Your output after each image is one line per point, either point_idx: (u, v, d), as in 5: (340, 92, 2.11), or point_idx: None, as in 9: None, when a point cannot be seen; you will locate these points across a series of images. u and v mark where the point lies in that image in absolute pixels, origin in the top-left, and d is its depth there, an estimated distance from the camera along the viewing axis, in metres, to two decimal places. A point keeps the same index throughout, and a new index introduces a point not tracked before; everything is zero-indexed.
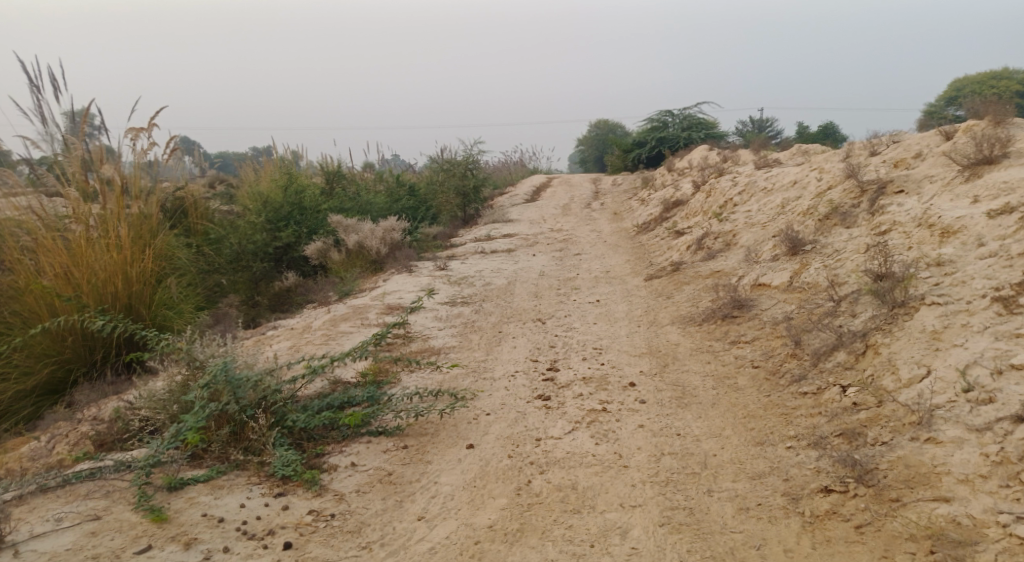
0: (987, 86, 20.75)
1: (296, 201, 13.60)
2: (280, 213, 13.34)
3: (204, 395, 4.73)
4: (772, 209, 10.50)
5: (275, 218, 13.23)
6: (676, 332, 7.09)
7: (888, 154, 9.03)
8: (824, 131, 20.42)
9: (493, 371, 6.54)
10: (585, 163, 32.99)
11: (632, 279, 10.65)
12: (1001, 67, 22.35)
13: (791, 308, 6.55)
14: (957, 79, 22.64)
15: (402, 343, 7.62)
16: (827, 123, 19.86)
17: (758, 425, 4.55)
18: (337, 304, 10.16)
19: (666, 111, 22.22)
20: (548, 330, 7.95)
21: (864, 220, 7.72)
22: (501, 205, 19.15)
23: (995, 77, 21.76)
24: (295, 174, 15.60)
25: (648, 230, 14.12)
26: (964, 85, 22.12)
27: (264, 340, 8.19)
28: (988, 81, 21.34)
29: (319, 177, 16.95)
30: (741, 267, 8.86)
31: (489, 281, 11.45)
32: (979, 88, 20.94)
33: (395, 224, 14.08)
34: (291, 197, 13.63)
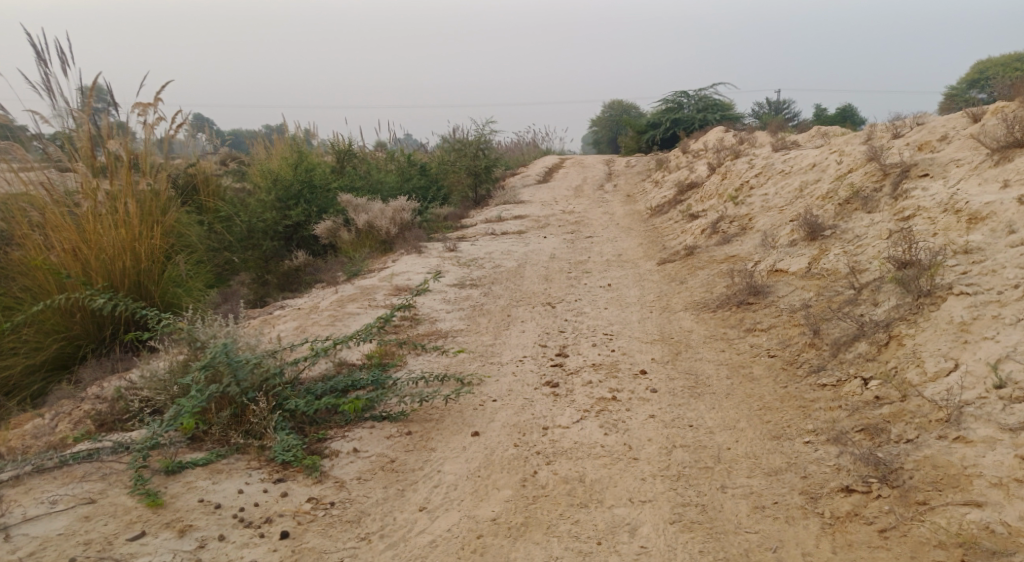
0: (1010, 70, 20.30)
1: (306, 180, 13.45)
2: (291, 191, 13.21)
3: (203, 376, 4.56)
4: (790, 192, 10.26)
5: (285, 197, 13.11)
6: (689, 319, 6.90)
7: (911, 137, 8.76)
8: (842, 114, 20.04)
9: (501, 355, 6.39)
10: (598, 144, 32.65)
11: (645, 263, 10.45)
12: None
13: (809, 295, 6.35)
14: (979, 62, 22.17)
15: (409, 326, 7.47)
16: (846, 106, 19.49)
17: (775, 418, 4.37)
18: (344, 284, 10.03)
19: (682, 92, 21.87)
20: (558, 314, 7.78)
21: (886, 204, 7.48)
22: (513, 186, 18.95)
23: (1018, 60, 21.28)
24: (306, 152, 15.44)
25: (661, 213, 13.90)
26: (986, 68, 21.65)
27: (270, 320, 8.06)
28: (1011, 64, 20.87)
29: (329, 156, 16.78)
30: (757, 252, 8.64)
31: (499, 263, 11.28)
32: (1001, 72, 20.49)
33: (406, 204, 13.91)
34: (301, 175, 13.48)
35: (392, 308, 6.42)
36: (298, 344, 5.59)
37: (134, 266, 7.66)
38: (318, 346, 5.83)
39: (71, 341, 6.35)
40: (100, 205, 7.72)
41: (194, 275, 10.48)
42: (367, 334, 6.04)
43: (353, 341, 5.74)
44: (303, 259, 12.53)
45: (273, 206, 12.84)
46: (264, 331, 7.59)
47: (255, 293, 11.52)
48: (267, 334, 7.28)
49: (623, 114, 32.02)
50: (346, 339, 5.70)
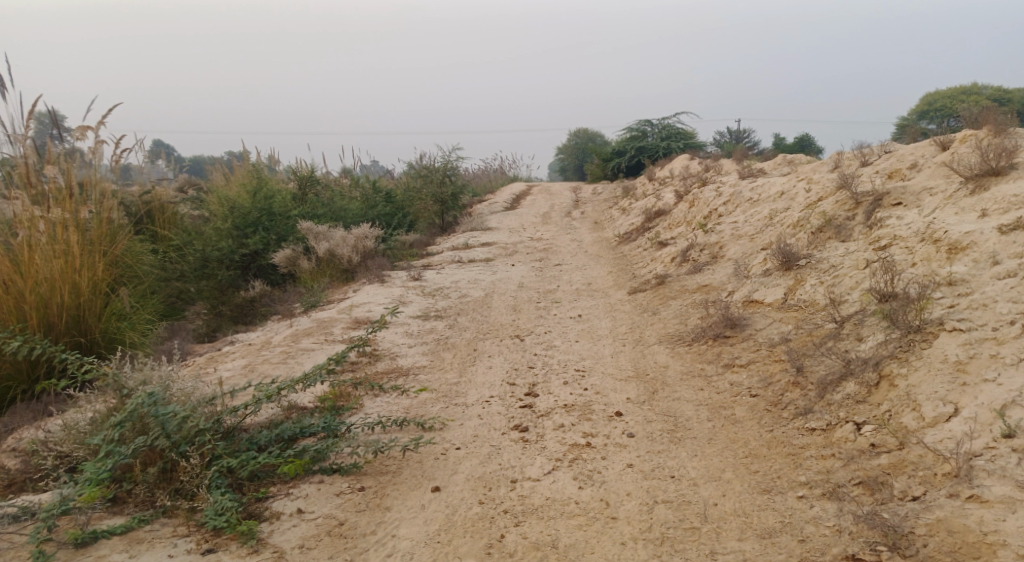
0: (959, 101, 20.60)
1: (265, 207, 12.96)
2: (248, 218, 12.72)
3: (115, 433, 4.31)
4: (760, 220, 10.05)
5: (243, 224, 12.61)
6: (664, 353, 6.55)
7: (881, 164, 8.60)
8: (801, 143, 20.14)
9: (466, 396, 5.96)
10: (565, 172, 32.55)
11: (615, 292, 10.14)
12: (974, 81, 22.23)
13: (787, 328, 6.05)
14: (930, 93, 22.53)
15: (368, 363, 7.03)
16: (806, 135, 19.60)
17: (763, 467, 4.04)
18: (303, 317, 9.58)
19: (646, 120, 21.84)
20: (526, 348, 7.40)
21: (861, 233, 7.26)
22: (479, 212, 18.63)
23: (967, 91, 21.66)
24: (266, 179, 14.96)
25: (630, 240, 13.64)
26: (935, 99, 21.95)
27: (219, 358, 7.56)
28: (961, 95, 21.21)
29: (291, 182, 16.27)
30: (730, 281, 8.37)
31: (465, 293, 10.88)
32: (951, 104, 20.85)
33: (368, 231, 13.47)
34: (260, 203, 12.97)
35: (350, 343, 6.03)
36: (243, 387, 5.21)
37: (73, 300, 7.11)
38: (268, 388, 5.44)
39: (3, 382, 5.81)
40: (39, 235, 7.14)
41: (139, 305, 9.91)
42: (322, 373, 5.66)
43: (305, 384, 5.36)
44: (261, 289, 12.06)
45: (229, 234, 12.36)
46: (212, 370, 7.08)
47: (207, 325, 10.92)
48: (216, 374, 6.79)
49: (588, 142, 32.02)
50: (296, 382, 5.32)
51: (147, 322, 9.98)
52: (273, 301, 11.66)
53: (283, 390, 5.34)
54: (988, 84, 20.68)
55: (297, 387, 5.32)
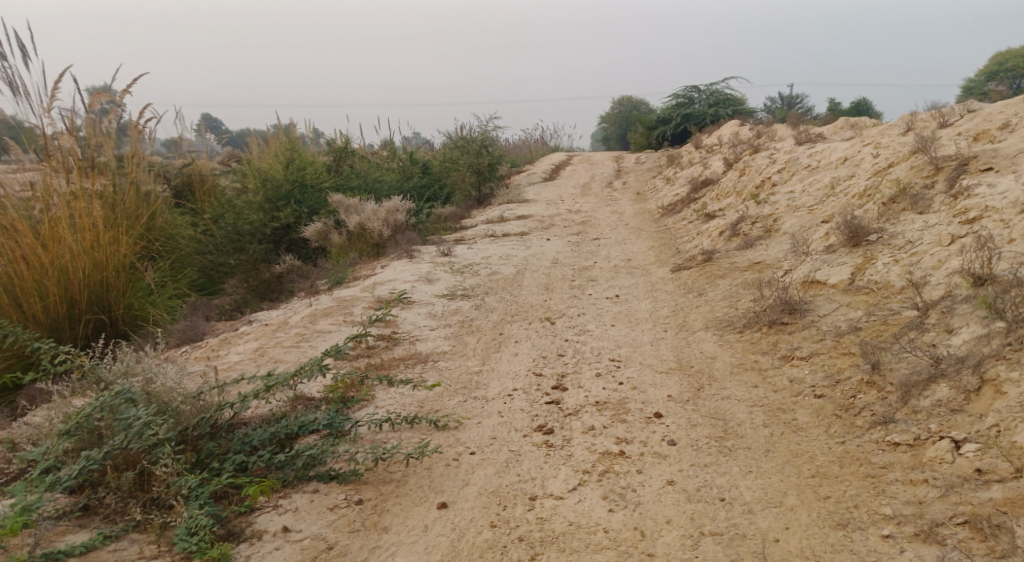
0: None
1: (298, 179, 12.42)
2: (280, 191, 12.16)
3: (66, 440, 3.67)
4: (819, 189, 9.18)
5: (274, 197, 12.07)
6: (712, 342, 5.82)
7: (962, 126, 7.69)
8: (856, 109, 18.95)
9: (486, 389, 5.32)
10: (606, 142, 31.52)
11: (657, 269, 9.37)
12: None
13: (857, 316, 5.32)
14: (997, 55, 21.02)
15: (385, 347, 6.42)
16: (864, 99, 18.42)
17: (836, 492, 3.36)
18: (324, 294, 9.05)
19: (693, 86, 20.78)
20: (557, 333, 6.72)
21: (941, 203, 6.44)
22: (516, 184, 17.88)
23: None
24: (299, 150, 14.44)
25: (674, 212, 12.82)
26: (1005, 59, 20.36)
27: (230, 339, 7.03)
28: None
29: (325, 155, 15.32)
30: (785, 259, 7.56)
31: (496, 269, 10.24)
32: (1018, 66, 19.43)
33: (400, 204, 12.82)
34: (292, 175, 12.41)
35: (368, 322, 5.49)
36: (239, 376, 4.64)
37: (94, 273, 6.76)
38: (271, 373, 4.86)
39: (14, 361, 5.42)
40: (55, 209, 6.77)
41: (165, 280, 9.51)
42: (334, 357, 5.08)
43: (312, 374, 4.78)
44: (291, 263, 11.55)
45: (261, 207, 11.86)
46: (219, 354, 6.54)
47: (232, 300, 10.37)
48: (222, 360, 6.24)
49: (631, 111, 30.90)
50: (303, 372, 4.74)
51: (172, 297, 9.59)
52: (301, 277, 11.14)
53: (289, 380, 4.77)
54: None
55: (303, 378, 4.74)
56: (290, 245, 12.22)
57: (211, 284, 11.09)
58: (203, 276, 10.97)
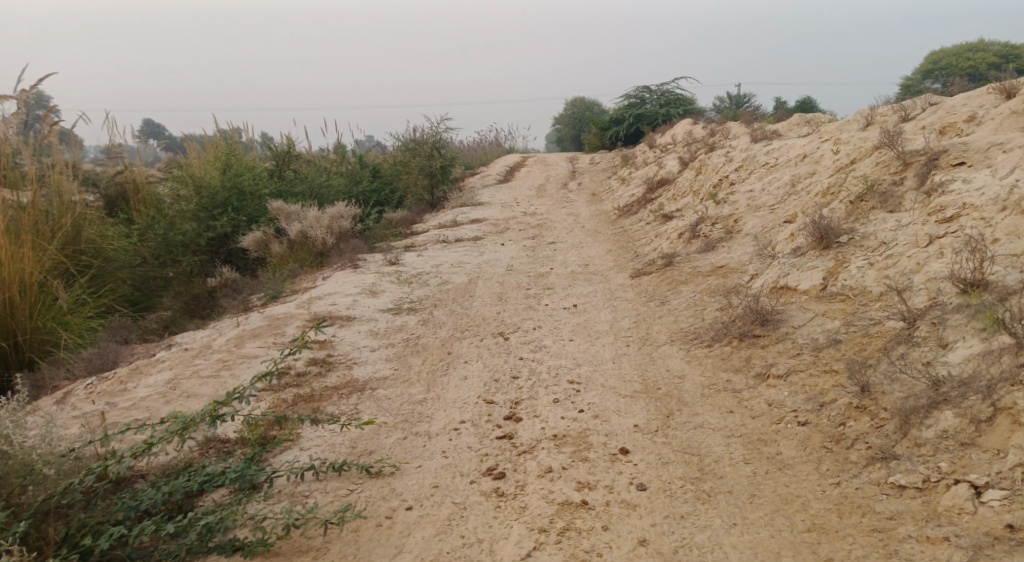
0: (964, 60, 19.09)
1: (235, 184, 11.47)
2: (216, 199, 11.21)
3: None
4: (780, 187, 8.77)
5: (210, 205, 11.10)
6: (679, 359, 5.30)
7: (925, 119, 7.35)
8: (802, 106, 18.74)
9: (430, 421, 4.73)
10: (561, 143, 31.10)
11: (616, 275, 8.87)
12: (981, 38, 20.70)
13: (835, 326, 4.85)
14: (934, 53, 20.93)
15: (317, 375, 5.77)
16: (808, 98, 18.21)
17: (839, 554, 2.99)
18: (258, 311, 8.34)
19: (644, 86, 20.40)
20: (511, 351, 6.14)
21: (913, 201, 6.04)
22: (471, 187, 17.27)
23: (972, 48, 20.10)
24: (238, 155, 13.54)
25: (631, 213, 12.36)
26: (939, 57, 20.34)
27: (142, 369, 6.32)
28: (964, 53, 19.64)
29: (268, 161, 14.26)
30: (750, 262, 7.11)
31: (446, 278, 9.62)
32: (954, 62, 19.40)
33: (344, 210, 12.07)
34: (229, 179, 11.45)
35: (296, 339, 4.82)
36: (128, 425, 4.04)
37: None
38: (169, 416, 4.25)
39: None
40: None
41: (84, 299, 8.69)
42: (247, 394, 4.47)
43: (217, 417, 4.17)
44: (227, 276, 10.67)
45: (194, 215, 10.88)
46: (128, 389, 5.83)
47: (159, 320, 9.46)
48: (128, 397, 5.54)
49: (584, 111, 30.52)
50: (206, 415, 4.13)
51: (93, 316, 8.82)
52: (236, 292, 10.29)
53: (190, 427, 4.14)
54: (994, 42, 19.20)
55: (207, 423, 4.12)
56: (229, 256, 11.36)
57: (148, 297, 10.26)
58: (137, 290, 10.05)
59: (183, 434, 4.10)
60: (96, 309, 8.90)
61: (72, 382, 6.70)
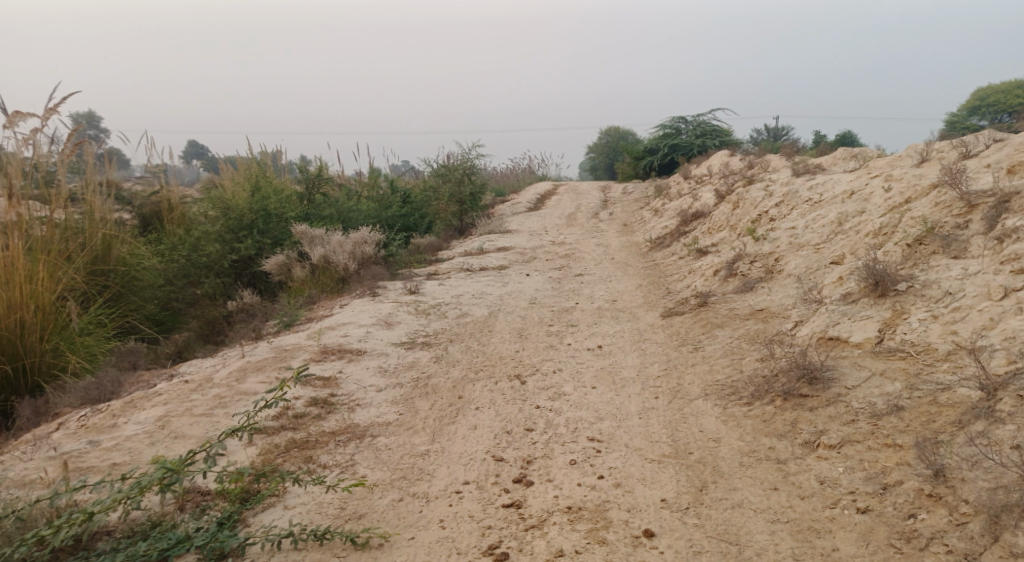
0: (1012, 96, 18.14)
1: (263, 208, 10.81)
2: (243, 221, 10.56)
3: None
4: (825, 226, 8.16)
5: (236, 226, 10.52)
6: (714, 418, 4.71)
7: (989, 157, 6.74)
8: (843, 140, 18.06)
9: (431, 481, 4.18)
10: (595, 172, 30.58)
11: (646, 313, 8.30)
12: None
13: (897, 389, 4.27)
14: (981, 89, 20.10)
15: (315, 418, 5.29)
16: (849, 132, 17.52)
17: None
18: (268, 340, 7.91)
19: (679, 117, 19.86)
20: (527, 398, 5.58)
21: (981, 246, 5.44)
22: (500, 213, 16.79)
23: (1022, 84, 19.24)
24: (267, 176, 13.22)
25: (663, 246, 11.79)
26: (985, 92, 19.50)
27: (135, 402, 5.86)
28: (1013, 90, 18.80)
29: (297, 183, 13.94)
30: (793, 306, 6.52)
31: (466, 310, 9.13)
32: (1002, 99, 18.58)
33: (368, 234, 11.48)
34: (257, 201, 10.81)
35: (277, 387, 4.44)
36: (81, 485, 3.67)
37: None
38: (129, 473, 3.82)
39: None
40: None
41: (102, 319, 8.32)
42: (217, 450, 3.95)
43: (168, 484, 3.65)
44: (249, 300, 10.00)
45: (219, 238, 10.32)
46: (116, 426, 5.37)
47: (173, 344, 8.86)
48: (114, 436, 5.08)
49: (618, 141, 30.05)
50: (158, 480, 3.64)
51: (113, 338, 8.48)
52: (252, 316, 9.61)
53: (147, 490, 3.69)
54: None
55: (160, 489, 3.64)
56: (252, 278, 10.73)
57: (174, 318, 9.75)
58: (162, 309, 9.61)
59: (139, 499, 3.66)
60: (115, 330, 8.56)
61: (65, 411, 6.28)
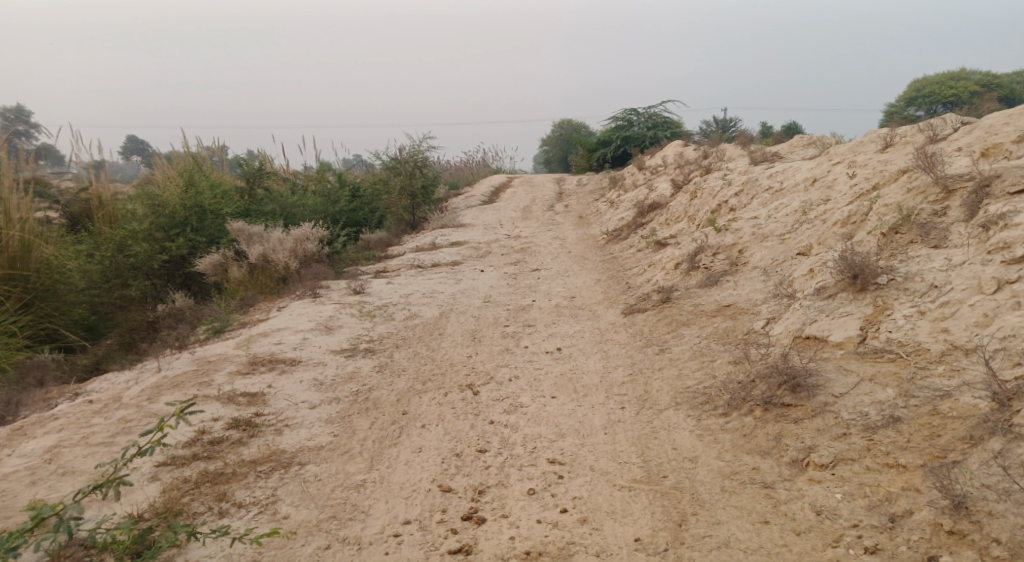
0: (947, 87, 17.60)
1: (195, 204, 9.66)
2: (173, 218, 9.45)
3: None
4: (789, 215, 7.74)
5: (167, 224, 9.35)
6: (688, 432, 4.21)
7: (958, 140, 6.34)
8: (791, 130, 17.83)
9: (365, 522, 3.75)
10: (550, 164, 30.11)
11: (606, 311, 7.80)
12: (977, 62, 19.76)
13: (888, 396, 3.82)
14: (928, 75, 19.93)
15: (235, 445, 4.68)
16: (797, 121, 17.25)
17: None
18: (193, 350, 7.20)
19: (631, 108, 19.45)
20: (481, 412, 5.01)
21: (963, 235, 5.02)
22: (454, 207, 16.15)
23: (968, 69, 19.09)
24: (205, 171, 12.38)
25: (620, 238, 11.32)
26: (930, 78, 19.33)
27: (28, 429, 5.19)
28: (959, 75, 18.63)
29: (237, 178, 13.09)
30: (763, 302, 6.05)
31: (416, 312, 8.50)
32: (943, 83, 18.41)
33: (312, 232, 10.33)
34: (190, 199, 9.67)
35: (152, 429, 3.84)
36: None
37: None
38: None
39: None
40: None
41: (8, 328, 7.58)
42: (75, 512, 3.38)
43: None
44: (180, 302, 8.79)
45: (148, 236, 9.05)
46: None
47: (92, 355, 7.76)
48: None
49: (573, 133, 29.55)
50: None
51: (20, 348, 7.70)
52: (181, 322, 8.43)
53: None
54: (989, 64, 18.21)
55: None
56: (186, 280, 9.49)
57: (103, 322, 8.75)
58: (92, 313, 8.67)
59: None
60: (25, 340, 7.80)
61: None
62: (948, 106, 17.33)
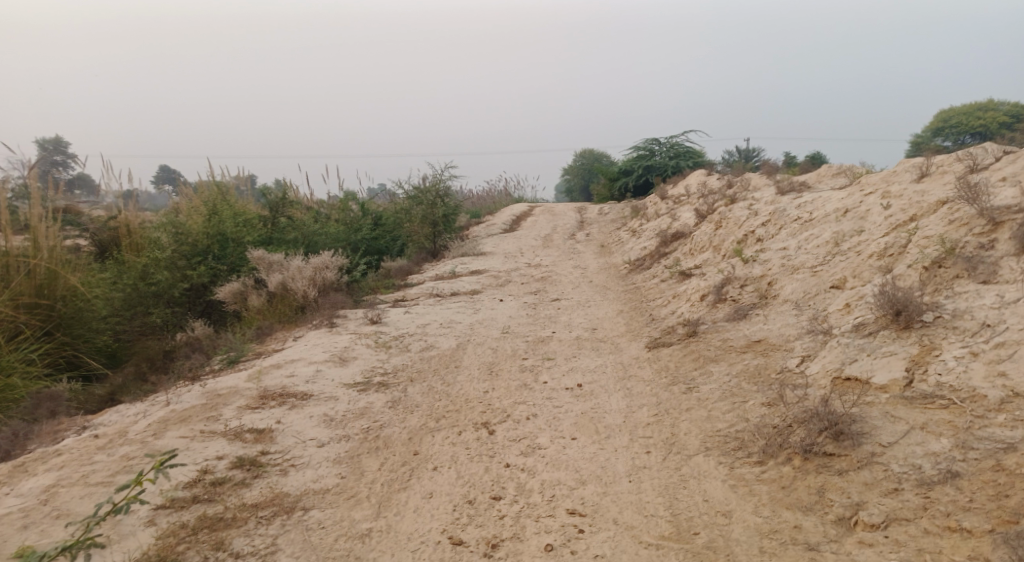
0: (977, 116, 17.18)
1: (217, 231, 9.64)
2: (195, 246, 9.41)
3: None
4: (821, 246, 7.40)
5: (189, 252, 9.30)
6: (720, 481, 3.89)
7: (1002, 169, 6.01)
8: (817, 159, 17.48)
9: None
10: (571, 193, 29.91)
11: (629, 344, 7.48)
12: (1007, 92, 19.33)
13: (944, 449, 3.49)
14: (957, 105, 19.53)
15: (238, 487, 4.41)
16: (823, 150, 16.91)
17: None
18: (202, 381, 6.96)
19: (654, 137, 19.21)
20: (497, 454, 4.70)
21: (1014, 271, 4.68)
22: (474, 235, 15.93)
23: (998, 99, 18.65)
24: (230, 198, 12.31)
25: (643, 268, 11.01)
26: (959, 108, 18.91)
27: (25, 466, 4.96)
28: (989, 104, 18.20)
29: (260, 206, 12.99)
30: (797, 338, 5.71)
31: (431, 343, 8.22)
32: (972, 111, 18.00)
33: (331, 259, 10.05)
34: (212, 227, 9.65)
35: (131, 482, 3.69)
36: None
37: None
38: None
39: None
40: None
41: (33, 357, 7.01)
42: None
43: None
44: (199, 332, 8.56)
45: (170, 264, 9.01)
46: None
47: (110, 386, 7.27)
48: None
49: (594, 161, 29.35)
50: None
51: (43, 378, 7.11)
52: (196, 351, 8.15)
53: None
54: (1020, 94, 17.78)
55: None
56: (206, 308, 9.41)
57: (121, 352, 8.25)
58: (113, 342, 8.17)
59: None
60: (48, 372, 7.20)
61: None
62: (978, 135, 16.90)
